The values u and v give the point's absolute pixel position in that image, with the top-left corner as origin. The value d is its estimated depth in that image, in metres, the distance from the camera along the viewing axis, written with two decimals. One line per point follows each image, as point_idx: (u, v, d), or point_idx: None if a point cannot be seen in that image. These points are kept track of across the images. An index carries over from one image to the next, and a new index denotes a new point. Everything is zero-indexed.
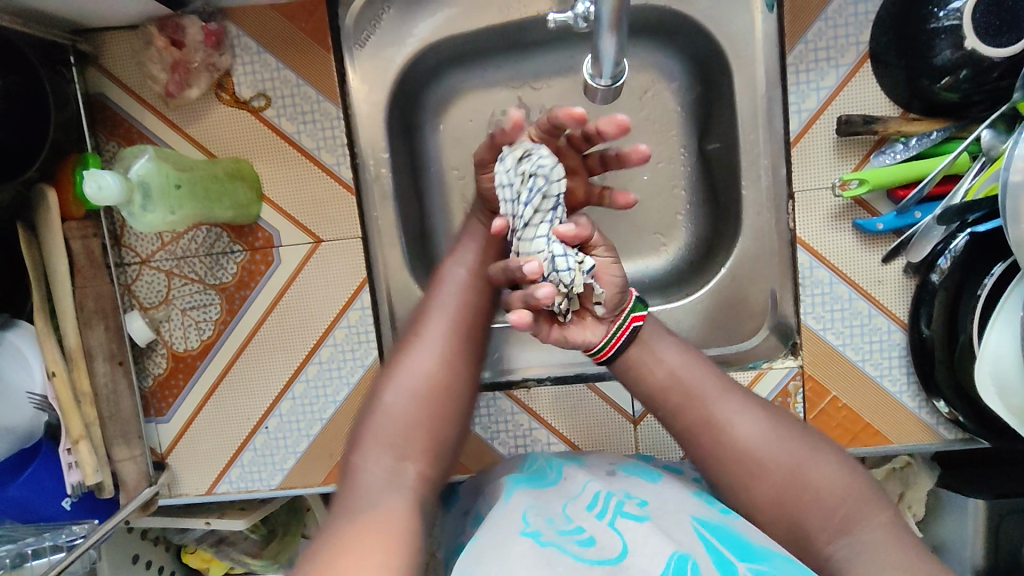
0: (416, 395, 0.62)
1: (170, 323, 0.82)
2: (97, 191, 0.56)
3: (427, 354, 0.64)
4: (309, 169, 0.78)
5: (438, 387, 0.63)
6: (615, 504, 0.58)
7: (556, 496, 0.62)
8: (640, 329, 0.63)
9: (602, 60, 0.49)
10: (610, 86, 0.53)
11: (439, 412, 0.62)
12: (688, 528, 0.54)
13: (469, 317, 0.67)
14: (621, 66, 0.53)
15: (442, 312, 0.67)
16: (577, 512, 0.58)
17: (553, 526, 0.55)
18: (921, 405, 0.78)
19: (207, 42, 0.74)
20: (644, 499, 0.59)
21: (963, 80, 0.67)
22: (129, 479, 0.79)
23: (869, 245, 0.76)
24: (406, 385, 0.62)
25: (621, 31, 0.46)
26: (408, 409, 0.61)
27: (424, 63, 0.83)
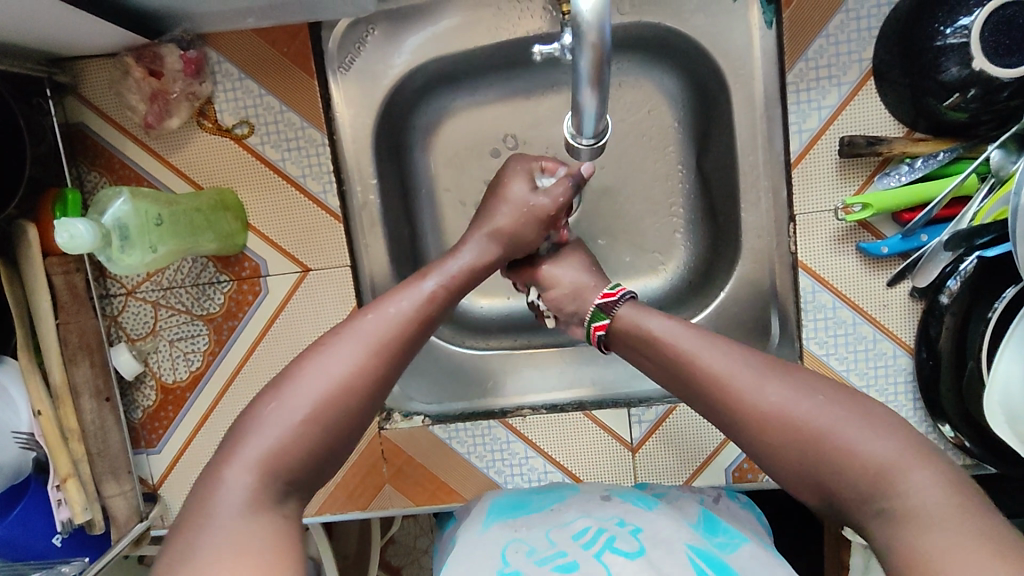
0: (320, 405, 0.48)
1: (158, 354, 0.81)
2: (68, 240, 0.54)
3: (345, 358, 0.51)
4: (295, 197, 0.76)
5: (347, 401, 0.49)
6: (604, 535, 0.58)
7: (539, 524, 0.61)
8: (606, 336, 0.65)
9: (583, 114, 0.52)
10: (593, 145, 0.57)
11: (337, 435, 0.48)
12: (683, 558, 0.55)
13: (403, 345, 0.55)
14: (604, 123, 0.55)
15: (380, 321, 0.55)
16: (561, 537, 0.58)
17: (533, 555, 0.55)
18: (928, 431, 0.76)
19: (186, 70, 0.72)
20: (636, 530, 0.59)
21: (971, 99, 0.64)
22: (119, 515, 0.78)
23: (873, 269, 0.73)
24: (307, 393, 0.48)
25: (602, 87, 0.49)
26: (300, 428, 0.47)
27: (412, 84, 0.80)
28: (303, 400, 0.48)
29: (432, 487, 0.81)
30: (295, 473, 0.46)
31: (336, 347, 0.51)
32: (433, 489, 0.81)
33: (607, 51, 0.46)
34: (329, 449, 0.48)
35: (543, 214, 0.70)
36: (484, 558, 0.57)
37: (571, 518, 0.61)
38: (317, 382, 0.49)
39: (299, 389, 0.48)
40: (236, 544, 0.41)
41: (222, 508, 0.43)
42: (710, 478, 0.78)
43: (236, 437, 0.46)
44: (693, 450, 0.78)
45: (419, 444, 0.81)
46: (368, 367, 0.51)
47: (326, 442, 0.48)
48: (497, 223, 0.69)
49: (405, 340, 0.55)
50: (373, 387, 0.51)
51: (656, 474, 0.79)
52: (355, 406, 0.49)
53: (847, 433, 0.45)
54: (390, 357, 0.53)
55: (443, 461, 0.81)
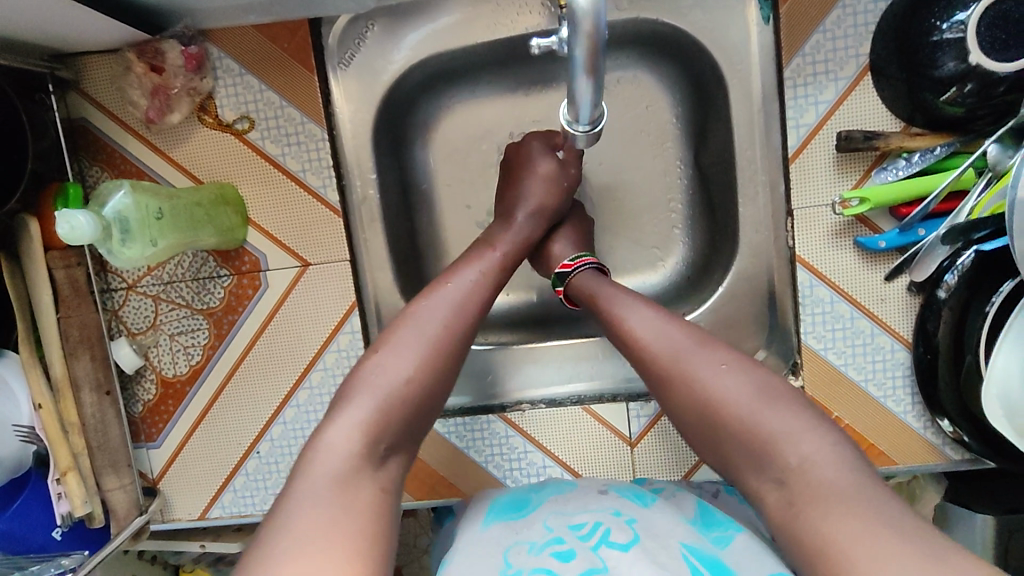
0: (428, 354, 0.55)
1: (158, 349, 0.81)
2: (69, 231, 0.55)
3: (437, 316, 0.58)
4: (295, 192, 0.77)
5: (445, 350, 0.56)
6: (601, 528, 0.58)
7: (537, 518, 0.61)
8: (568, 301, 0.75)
9: (580, 104, 0.53)
10: (589, 132, 0.57)
11: (440, 379, 0.55)
12: (677, 553, 0.55)
13: (479, 303, 0.62)
14: (600, 110, 0.56)
15: (459, 285, 0.62)
16: (559, 529, 0.59)
17: (533, 548, 0.56)
18: (926, 425, 0.76)
19: (187, 66, 0.72)
20: (631, 520, 0.59)
21: (968, 94, 0.64)
22: (119, 508, 0.78)
23: (872, 263, 0.73)
24: (411, 345, 0.55)
25: (598, 76, 0.49)
26: (414, 372, 0.53)
27: (411, 79, 0.81)
28: (411, 351, 0.54)
29: (429, 480, 0.81)
30: (399, 425, 0.51)
31: (428, 307, 0.59)
32: (431, 481, 0.81)
33: (603, 39, 0.46)
34: (434, 392, 0.54)
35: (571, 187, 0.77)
36: (482, 558, 0.57)
37: (570, 511, 0.62)
38: (414, 340, 0.55)
39: (400, 348, 0.54)
40: (310, 530, 0.42)
41: (325, 469, 0.47)
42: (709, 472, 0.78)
43: (348, 390, 0.52)
44: None
45: None
46: (455, 322, 0.58)
47: (432, 385, 0.54)
48: (541, 201, 0.75)
49: (480, 300, 0.62)
50: (463, 338, 0.58)
51: (654, 469, 0.79)
52: (452, 355, 0.56)
53: (768, 434, 0.50)
54: (470, 314, 0.60)
55: (442, 455, 0.81)
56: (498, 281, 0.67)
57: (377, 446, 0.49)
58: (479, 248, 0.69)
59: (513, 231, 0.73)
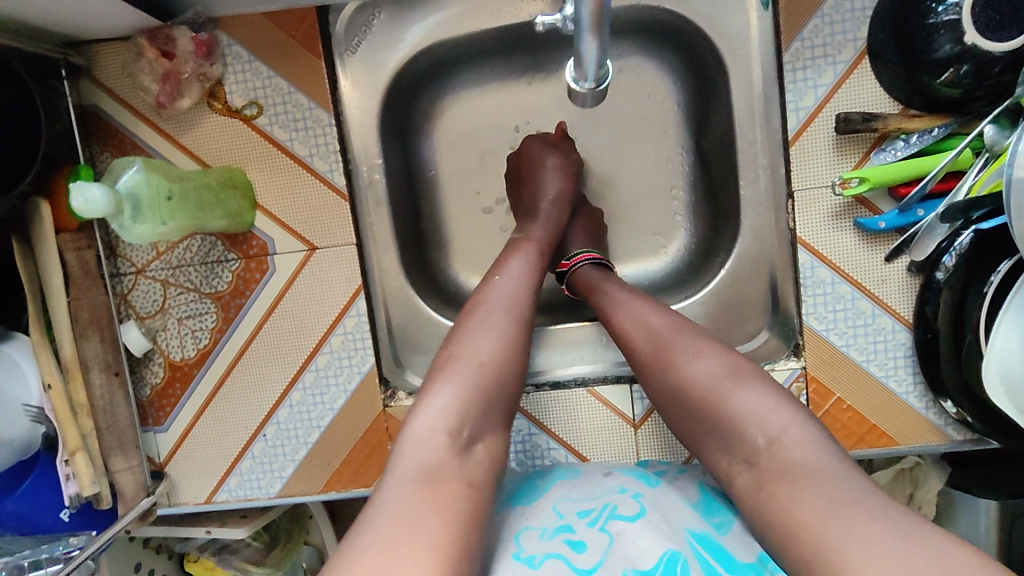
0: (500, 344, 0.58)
1: (166, 332, 0.82)
2: (83, 204, 0.56)
3: (501, 303, 0.61)
4: (303, 176, 0.78)
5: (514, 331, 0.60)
6: (608, 506, 0.59)
7: (547, 501, 0.62)
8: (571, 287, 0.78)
9: (585, 63, 0.54)
10: (594, 89, 0.58)
11: (514, 362, 0.58)
12: (680, 527, 0.56)
13: (533, 291, 0.65)
14: (604, 67, 0.57)
15: (511, 277, 0.65)
16: (568, 512, 0.59)
17: (544, 532, 0.56)
18: (928, 406, 0.76)
19: (198, 52, 0.74)
20: (637, 495, 0.60)
21: (964, 75, 0.65)
22: (126, 490, 0.79)
23: (872, 244, 0.74)
24: (486, 337, 0.58)
25: (602, 33, 0.50)
26: (490, 363, 0.56)
27: (417, 67, 0.82)
28: (486, 341, 0.57)
29: None
30: (481, 407, 0.54)
31: (490, 301, 0.61)
32: None
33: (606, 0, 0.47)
34: (510, 378, 0.57)
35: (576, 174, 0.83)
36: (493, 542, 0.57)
37: (577, 494, 0.62)
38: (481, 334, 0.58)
39: (472, 337, 0.58)
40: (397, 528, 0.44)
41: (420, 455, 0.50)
42: None
43: (432, 385, 0.55)
44: None
45: None
46: (520, 312, 0.61)
47: (509, 370, 0.57)
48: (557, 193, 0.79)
49: (535, 290, 0.65)
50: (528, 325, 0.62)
51: (658, 450, 0.80)
52: (520, 343, 0.59)
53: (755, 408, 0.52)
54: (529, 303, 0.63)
55: None
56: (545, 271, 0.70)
57: (462, 433, 0.52)
58: (518, 242, 0.72)
59: (540, 221, 0.77)
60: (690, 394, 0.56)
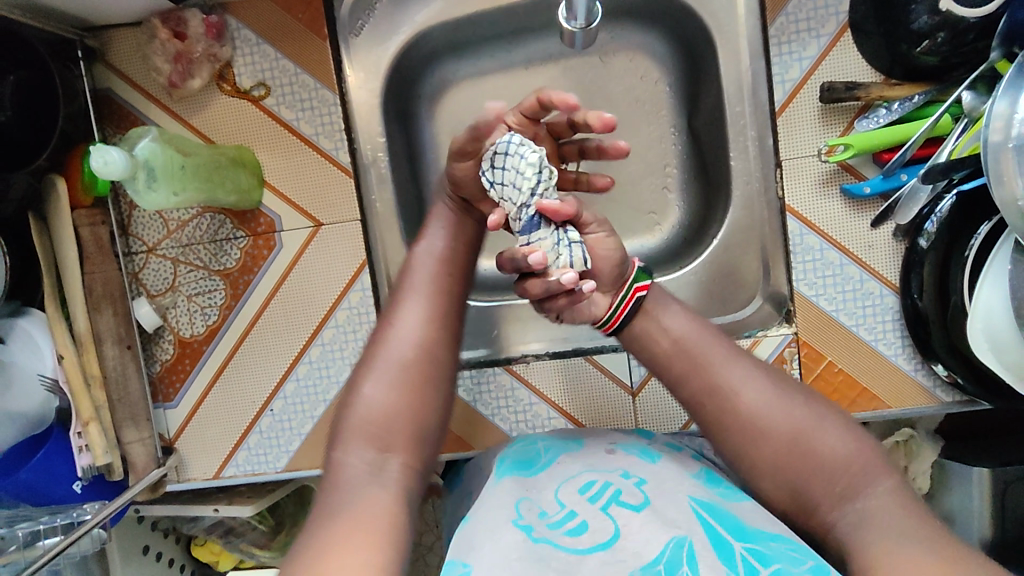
0: (405, 375, 0.57)
1: (176, 309, 0.84)
2: (103, 165, 0.59)
3: (417, 292, 0.62)
4: (309, 155, 0.81)
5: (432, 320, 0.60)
6: (611, 487, 0.58)
7: (549, 481, 0.61)
8: (645, 299, 0.61)
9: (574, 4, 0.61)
10: (585, 27, 0.64)
11: (427, 387, 0.57)
12: (686, 508, 0.54)
13: (450, 299, 0.63)
14: (591, 9, 0.64)
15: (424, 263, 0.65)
16: (569, 493, 0.58)
17: (545, 514, 0.56)
18: (917, 368, 0.79)
19: (208, 33, 0.77)
20: (639, 478, 0.59)
21: (941, 43, 0.69)
22: (138, 461, 0.81)
23: (858, 210, 0.77)
24: (387, 369, 0.57)
25: None
26: (391, 397, 0.56)
27: (417, 51, 0.86)
28: (389, 371, 0.57)
29: None
30: (394, 430, 0.55)
31: (399, 321, 0.59)
32: None
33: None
34: (419, 399, 0.56)
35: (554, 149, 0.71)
36: (493, 503, 0.58)
37: (578, 472, 0.61)
38: (383, 367, 0.57)
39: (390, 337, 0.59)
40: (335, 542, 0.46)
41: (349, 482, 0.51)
42: None
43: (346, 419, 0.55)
44: None
45: None
46: (425, 330, 0.59)
47: (421, 396, 0.57)
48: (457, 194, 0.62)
49: (450, 301, 0.63)
50: (443, 339, 0.60)
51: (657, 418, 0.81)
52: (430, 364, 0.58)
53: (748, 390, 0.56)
54: (445, 317, 0.61)
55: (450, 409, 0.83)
56: (464, 266, 0.67)
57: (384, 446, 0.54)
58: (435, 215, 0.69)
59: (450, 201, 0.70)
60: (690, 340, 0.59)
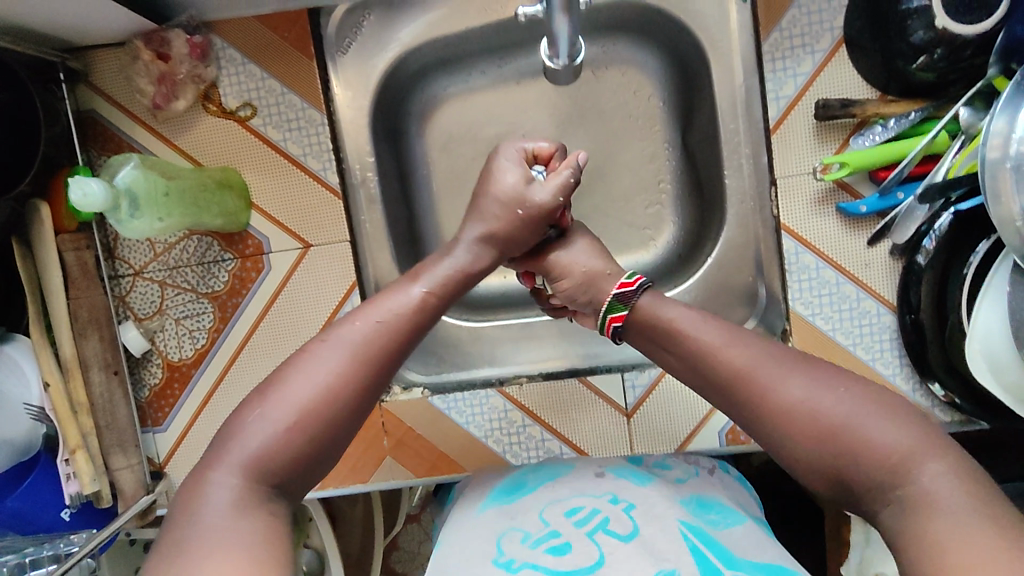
0: (298, 413, 0.50)
1: (164, 333, 0.83)
2: (82, 198, 0.57)
3: (354, 334, 0.56)
4: (297, 175, 0.80)
5: (362, 372, 0.54)
6: (598, 514, 0.57)
7: (535, 506, 0.61)
8: (623, 328, 0.65)
9: (557, 40, 0.61)
10: (568, 66, 0.65)
11: (328, 424, 0.51)
12: (676, 536, 0.54)
13: (392, 338, 0.57)
14: (577, 48, 0.65)
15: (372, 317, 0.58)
16: (554, 517, 0.58)
17: (527, 539, 0.55)
18: (916, 388, 0.77)
19: (192, 54, 0.76)
20: (629, 506, 0.59)
21: (938, 59, 0.67)
22: (127, 488, 0.80)
23: (854, 229, 0.76)
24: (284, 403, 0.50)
25: (572, 14, 0.58)
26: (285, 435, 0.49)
27: (406, 68, 0.85)
28: (296, 400, 0.50)
29: (430, 454, 0.82)
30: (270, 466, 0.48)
31: (324, 355, 0.53)
32: (431, 455, 0.82)
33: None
34: (310, 449, 0.50)
35: (530, 214, 0.68)
36: (475, 542, 0.56)
37: (565, 496, 0.61)
38: (293, 390, 0.51)
39: (303, 371, 0.52)
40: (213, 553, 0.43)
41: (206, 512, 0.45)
42: (705, 440, 0.79)
43: (221, 445, 0.49)
44: (688, 413, 0.79)
45: (418, 415, 0.82)
46: (346, 378, 0.52)
47: (316, 437, 0.50)
48: (489, 225, 0.68)
49: (394, 338, 0.57)
50: (367, 377, 0.54)
51: (652, 440, 0.80)
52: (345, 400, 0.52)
53: (783, 378, 0.52)
54: (378, 354, 0.55)
55: (443, 432, 0.82)
56: (421, 328, 0.60)
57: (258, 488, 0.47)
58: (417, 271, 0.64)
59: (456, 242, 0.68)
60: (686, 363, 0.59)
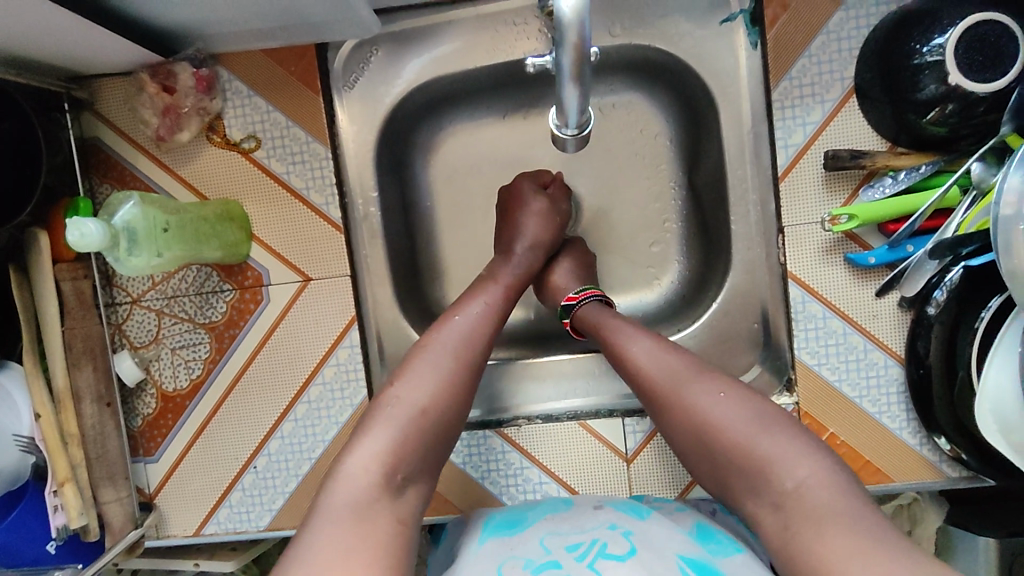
0: (430, 405, 0.56)
1: (159, 362, 0.82)
2: (78, 238, 0.57)
3: (455, 333, 0.63)
4: (298, 209, 0.79)
5: (467, 366, 0.60)
6: (597, 541, 0.57)
7: (532, 537, 0.59)
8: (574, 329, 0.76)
9: (567, 110, 0.60)
10: (576, 135, 0.64)
11: (455, 405, 0.58)
12: (673, 565, 0.53)
13: (487, 330, 0.65)
14: (586, 119, 0.64)
15: (469, 317, 0.65)
16: (555, 546, 0.56)
17: (529, 565, 0.54)
18: (922, 442, 0.76)
19: (198, 87, 0.76)
20: (628, 532, 0.58)
21: (950, 114, 0.66)
22: (114, 522, 0.78)
23: (863, 279, 0.74)
24: (411, 401, 0.56)
25: (581, 83, 0.55)
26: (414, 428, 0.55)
27: (412, 103, 0.84)
28: (424, 386, 0.57)
29: None
30: (410, 455, 0.54)
31: (435, 354, 0.60)
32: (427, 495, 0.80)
33: (587, 47, 0.52)
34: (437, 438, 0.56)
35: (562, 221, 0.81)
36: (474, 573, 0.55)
37: (565, 529, 0.59)
38: (415, 387, 0.57)
39: (422, 367, 0.58)
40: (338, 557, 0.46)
41: (335, 506, 0.50)
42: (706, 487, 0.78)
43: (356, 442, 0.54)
44: None
45: None
46: (459, 372, 0.59)
47: (447, 412, 0.57)
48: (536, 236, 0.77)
49: (490, 329, 0.65)
50: (477, 359, 0.62)
51: (653, 486, 0.78)
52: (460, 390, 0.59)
53: (701, 393, 0.57)
54: (481, 341, 0.64)
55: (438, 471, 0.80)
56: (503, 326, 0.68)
57: (396, 478, 0.52)
58: (489, 280, 0.72)
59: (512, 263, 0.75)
60: (667, 420, 0.58)
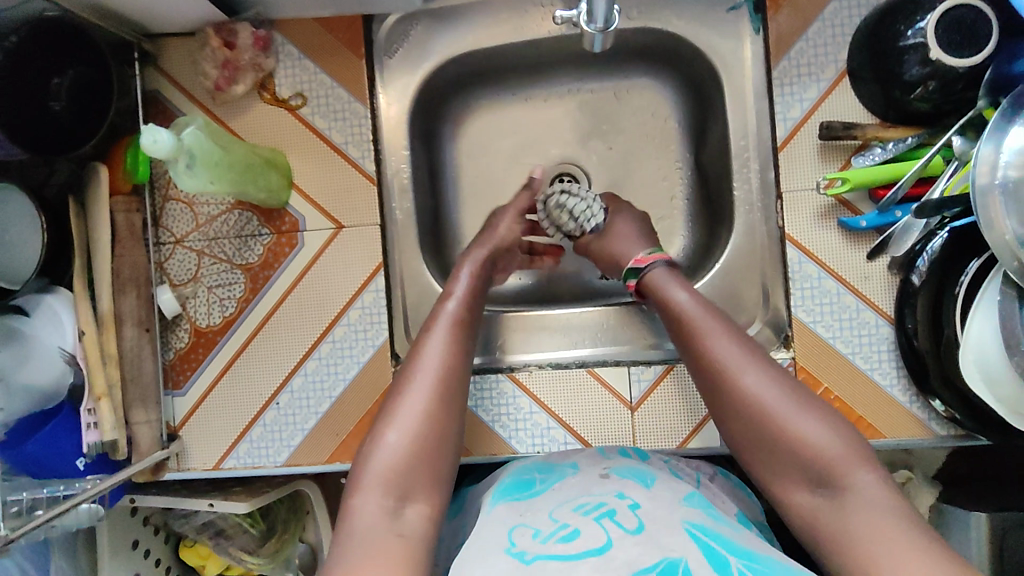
0: (429, 409, 0.62)
1: (196, 299, 0.87)
2: (151, 143, 0.63)
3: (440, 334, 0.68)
4: (337, 161, 0.86)
5: (454, 364, 0.66)
6: (605, 509, 0.58)
7: (538, 506, 0.61)
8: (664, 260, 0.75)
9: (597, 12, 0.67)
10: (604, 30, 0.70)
11: (448, 403, 0.64)
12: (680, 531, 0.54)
13: (462, 344, 0.69)
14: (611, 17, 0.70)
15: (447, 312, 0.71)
16: (561, 514, 0.58)
17: (539, 533, 0.55)
18: (913, 400, 0.80)
19: (256, 45, 0.84)
20: (635, 505, 0.59)
21: (932, 91, 0.74)
22: (142, 442, 0.83)
23: (855, 242, 0.81)
24: (409, 417, 0.62)
25: None
26: (414, 438, 0.61)
27: (445, 74, 0.92)
28: (423, 396, 0.63)
29: None
30: (420, 470, 0.60)
31: (427, 355, 0.66)
32: None
33: None
34: (441, 441, 0.62)
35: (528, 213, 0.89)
36: (486, 534, 0.58)
37: (572, 497, 0.61)
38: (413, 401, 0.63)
39: (414, 375, 0.65)
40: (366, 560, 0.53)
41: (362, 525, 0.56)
42: (708, 437, 0.82)
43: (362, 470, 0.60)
44: (691, 410, 0.82)
45: None
46: (450, 371, 0.66)
47: (443, 413, 0.63)
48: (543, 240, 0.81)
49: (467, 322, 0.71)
50: (463, 353, 0.68)
51: (656, 434, 0.82)
52: (449, 388, 0.65)
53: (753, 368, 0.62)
54: (462, 333, 0.70)
55: None
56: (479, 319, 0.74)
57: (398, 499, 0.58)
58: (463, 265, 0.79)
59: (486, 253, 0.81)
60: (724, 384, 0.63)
